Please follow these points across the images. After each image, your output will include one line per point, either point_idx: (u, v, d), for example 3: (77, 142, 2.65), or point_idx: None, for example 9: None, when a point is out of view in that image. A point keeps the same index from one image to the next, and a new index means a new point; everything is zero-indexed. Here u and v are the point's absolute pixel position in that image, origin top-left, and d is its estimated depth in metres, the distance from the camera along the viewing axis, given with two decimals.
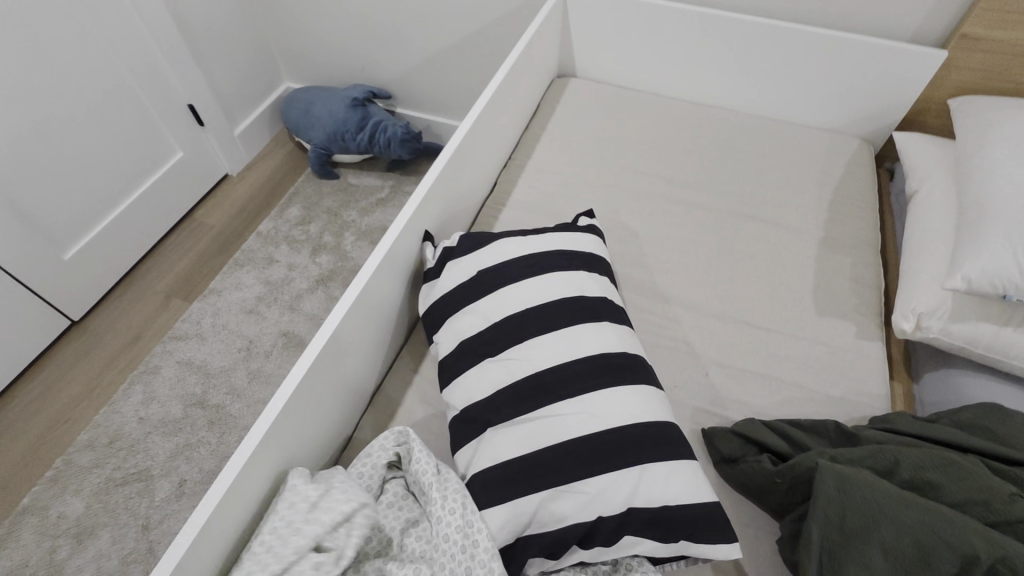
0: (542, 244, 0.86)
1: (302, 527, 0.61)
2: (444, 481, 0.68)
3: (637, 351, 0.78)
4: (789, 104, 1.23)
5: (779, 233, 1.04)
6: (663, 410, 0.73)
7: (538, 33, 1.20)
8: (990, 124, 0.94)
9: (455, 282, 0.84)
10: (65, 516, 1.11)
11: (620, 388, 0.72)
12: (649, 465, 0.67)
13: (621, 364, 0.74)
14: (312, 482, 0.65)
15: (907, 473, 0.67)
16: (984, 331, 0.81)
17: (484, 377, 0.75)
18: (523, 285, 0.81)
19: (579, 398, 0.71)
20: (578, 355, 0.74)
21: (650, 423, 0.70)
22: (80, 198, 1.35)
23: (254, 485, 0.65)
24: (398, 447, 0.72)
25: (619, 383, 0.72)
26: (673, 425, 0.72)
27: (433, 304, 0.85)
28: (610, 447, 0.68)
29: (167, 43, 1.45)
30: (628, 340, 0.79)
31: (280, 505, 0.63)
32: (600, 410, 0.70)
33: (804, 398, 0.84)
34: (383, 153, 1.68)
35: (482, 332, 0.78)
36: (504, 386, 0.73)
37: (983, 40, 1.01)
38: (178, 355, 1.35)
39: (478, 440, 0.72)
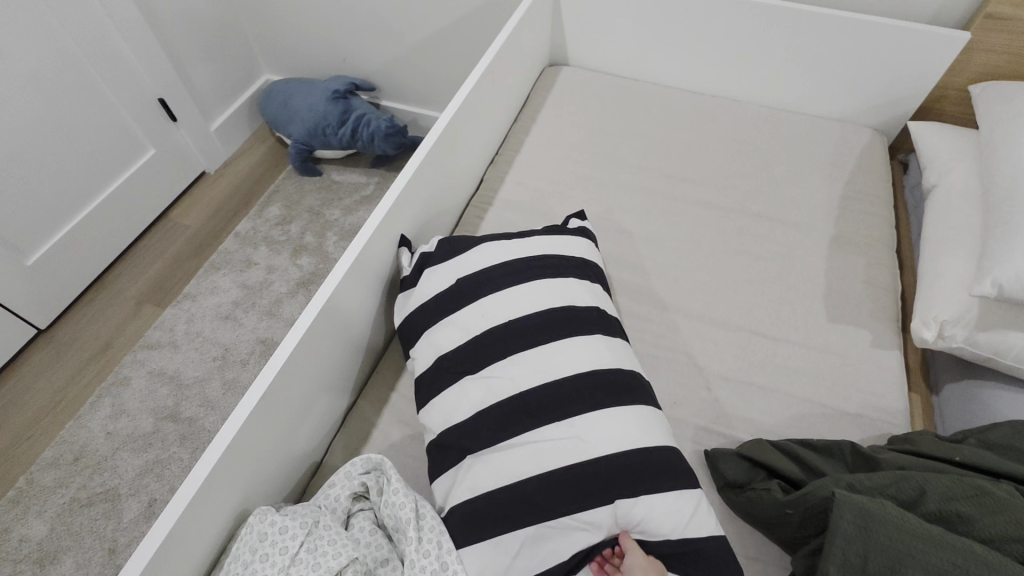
0: (528, 249, 0.79)
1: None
2: (421, 519, 0.60)
3: (632, 366, 0.71)
4: (796, 93, 1.15)
5: (787, 232, 0.96)
6: (663, 432, 0.66)
7: (526, 18, 1.12)
8: (1018, 112, 0.86)
9: (433, 292, 0.76)
10: (26, 540, 1.04)
11: (615, 410, 0.64)
12: (651, 497, 0.60)
13: (616, 382, 0.67)
14: (267, 522, 0.57)
15: (933, 505, 0.60)
16: (1014, 341, 0.74)
17: (464, 399, 0.67)
18: (506, 296, 0.73)
19: (570, 421, 0.64)
20: (568, 373, 0.67)
21: (651, 449, 0.63)
22: (41, 200, 1.27)
23: (203, 528, 0.57)
24: (365, 476, 0.64)
25: (615, 403, 0.65)
26: (673, 449, 0.65)
27: (410, 316, 0.77)
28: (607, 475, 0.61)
29: (134, 34, 1.36)
30: (623, 354, 0.71)
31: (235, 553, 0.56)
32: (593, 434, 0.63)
33: (815, 415, 0.77)
34: (367, 148, 1.60)
35: (462, 348, 0.71)
36: (485, 408, 0.66)
37: (1010, 19, 0.92)
38: (150, 365, 1.28)
39: (456, 468, 0.65)
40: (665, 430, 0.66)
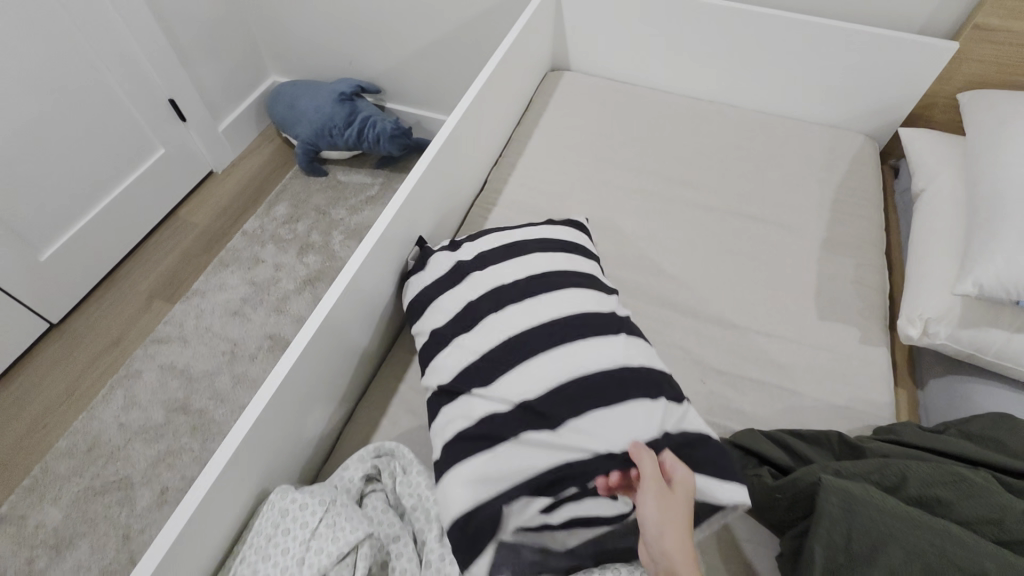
0: (525, 232, 0.83)
1: (287, 553, 0.57)
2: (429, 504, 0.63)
3: (618, 312, 0.75)
4: (791, 99, 1.19)
5: (779, 233, 1.00)
6: (640, 354, 0.69)
7: (530, 25, 1.16)
8: (1002, 119, 0.90)
9: (435, 273, 0.80)
10: (43, 526, 1.08)
11: (599, 340, 0.68)
12: (626, 403, 0.63)
13: (601, 321, 0.71)
14: (291, 501, 0.60)
15: (915, 490, 0.63)
16: (995, 338, 0.77)
17: (459, 349, 0.70)
18: (495, 270, 0.77)
19: (556, 349, 0.67)
20: (554, 314, 0.71)
21: (633, 367, 0.66)
22: (55, 197, 1.31)
23: (229, 505, 0.61)
24: (377, 459, 0.68)
25: (593, 334, 0.69)
26: (658, 372, 0.68)
27: (415, 294, 0.80)
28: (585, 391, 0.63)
29: (145, 35, 1.39)
30: (608, 304, 0.75)
31: (257, 530, 0.59)
32: (571, 362, 0.66)
33: (805, 407, 0.81)
34: (373, 149, 1.63)
35: (460, 310, 0.74)
36: (478, 353, 0.68)
37: (996, 31, 0.96)
38: (160, 358, 1.31)
39: (450, 408, 0.66)
40: (640, 351, 0.69)
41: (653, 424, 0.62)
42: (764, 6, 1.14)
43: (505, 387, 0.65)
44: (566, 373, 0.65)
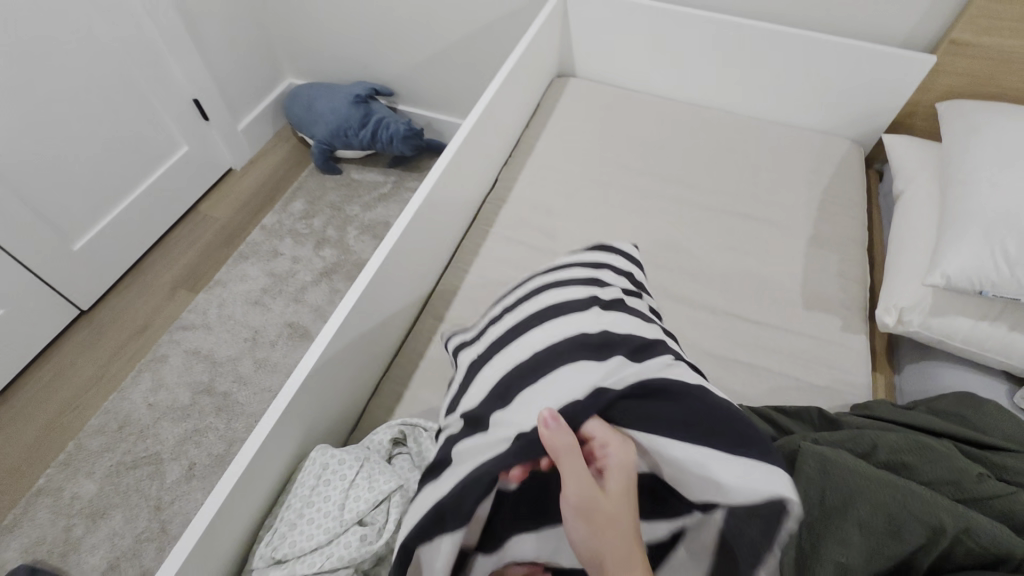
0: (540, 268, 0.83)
1: (328, 502, 0.64)
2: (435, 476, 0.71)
3: (598, 295, 0.73)
4: (783, 106, 1.27)
5: (769, 230, 1.08)
6: (589, 323, 0.68)
7: (539, 33, 1.24)
8: (973, 127, 0.98)
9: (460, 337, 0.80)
10: (79, 497, 1.15)
11: (552, 322, 0.70)
12: (574, 363, 0.62)
13: (559, 308, 0.71)
14: (330, 457, 0.68)
15: (884, 455, 0.71)
16: (961, 325, 0.85)
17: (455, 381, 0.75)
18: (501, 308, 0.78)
19: (509, 345, 0.70)
20: (519, 317, 0.73)
21: (569, 335, 0.67)
22: (88, 190, 1.38)
23: (275, 461, 0.70)
24: (402, 426, 0.75)
25: (546, 322, 0.70)
26: (607, 334, 0.66)
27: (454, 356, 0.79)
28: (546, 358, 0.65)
29: (173, 38, 1.47)
30: (588, 292, 0.74)
31: (302, 480, 0.67)
32: (539, 339, 0.68)
33: (790, 387, 0.88)
34: (386, 149, 1.71)
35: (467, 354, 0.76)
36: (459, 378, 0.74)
37: (970, 46, 1.04)
38: (185, 344, 1.39)
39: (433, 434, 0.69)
40: (604, 320, 0.68)
41: (600, 387, 0.59)
42: (758, 18, 1.22)
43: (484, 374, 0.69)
44: (535, 346, 0.68)
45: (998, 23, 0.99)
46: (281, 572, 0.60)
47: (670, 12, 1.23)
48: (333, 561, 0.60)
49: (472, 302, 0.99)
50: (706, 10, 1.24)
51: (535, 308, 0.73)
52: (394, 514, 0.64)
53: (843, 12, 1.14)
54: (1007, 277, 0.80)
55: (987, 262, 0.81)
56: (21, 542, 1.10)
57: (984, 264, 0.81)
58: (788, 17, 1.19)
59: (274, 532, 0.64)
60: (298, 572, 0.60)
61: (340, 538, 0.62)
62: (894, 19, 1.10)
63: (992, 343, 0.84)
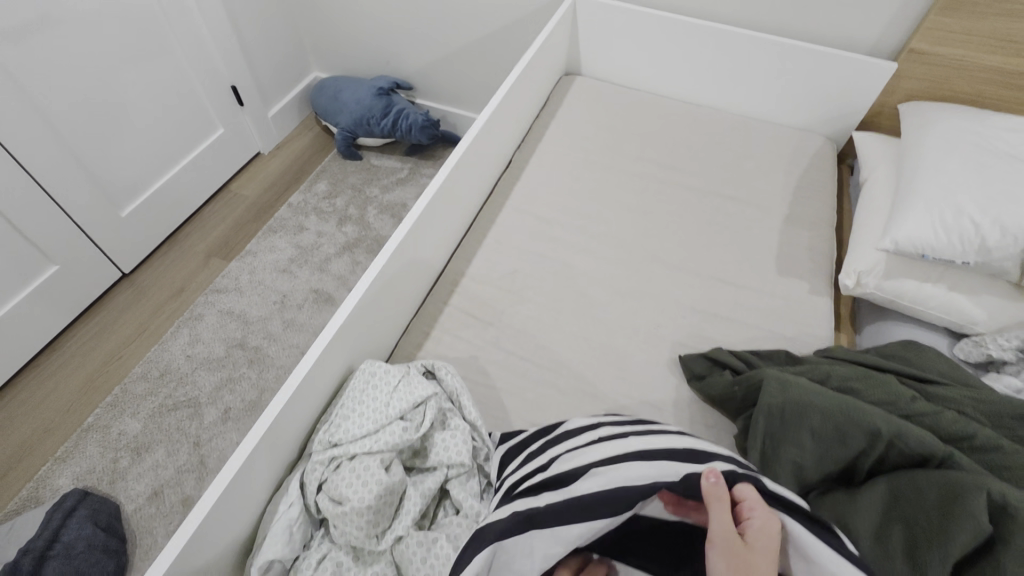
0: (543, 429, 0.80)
1: (380, 401, 0.77)
2: (464, 405, 0.82)
3: (607, 429, 0.75)
4: (766, 104, 1.42)
5: (749, 209, 1.23)
6: (622, 446, 0.69)
7: (551, 34, 1.39)
8: (925, 123, 1.13)
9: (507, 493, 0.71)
10: (124, 433, 1.27)
11: (591, 456, 0.69)
12: (636, 476, 0.63)
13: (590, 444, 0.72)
14: (381, 369, 0.81)
15: (836, 382, 0.86)
16: (908, 286, 1.00)
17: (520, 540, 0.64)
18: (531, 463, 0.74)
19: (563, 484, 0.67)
20: (556, 461, 0.71)
21: (615, 457, 0.67)
22: (138, 164, 1.51)
23: (330, 372, 0.84)
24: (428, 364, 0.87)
25: (584, 457, 0.69)
26: (642, 449, 0.67)
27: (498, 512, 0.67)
28: (652, 467, 0.64)
29: (217, 30, 1.61)
30: (602, 430, 0.74)
31: (358, 381, 0.81)
32: (613, 450, 0.68)
33: (762, 336, 1.03)
34: (405, 137, 1.86)
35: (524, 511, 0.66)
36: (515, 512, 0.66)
37: (927, 54, 1.19)
38: (219, 305, 1.52)
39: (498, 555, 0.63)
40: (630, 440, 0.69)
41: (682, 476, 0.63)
42: (744, 27, 1.38)
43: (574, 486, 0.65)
44: (619, 458, 0.67)
45: (950, 35, 1.15)
46: (337, 451, 0.73)
47: (666, 19, 1.39)
48: (380, 444, 0.73)
49: (489, 262, 1.13)
50: (698, 18, 1.40)
51: (565, 456, 0.71)
52: (430, 413, 0.77)
53: (819, 23, 1.30)
54: (944, 243, 0.94)
55: (928, 230, 0.96)
56: (74, 470, 1.22)
57: (925, 232, 0.96)
58: (771, 26, 1.35)
59: (330, 425, 0.77)
60: (351, 451, 0.73)
61: (387, 427, 0.75)
62: (862, 30, 1.26)
63: (934, 302, 0.99)
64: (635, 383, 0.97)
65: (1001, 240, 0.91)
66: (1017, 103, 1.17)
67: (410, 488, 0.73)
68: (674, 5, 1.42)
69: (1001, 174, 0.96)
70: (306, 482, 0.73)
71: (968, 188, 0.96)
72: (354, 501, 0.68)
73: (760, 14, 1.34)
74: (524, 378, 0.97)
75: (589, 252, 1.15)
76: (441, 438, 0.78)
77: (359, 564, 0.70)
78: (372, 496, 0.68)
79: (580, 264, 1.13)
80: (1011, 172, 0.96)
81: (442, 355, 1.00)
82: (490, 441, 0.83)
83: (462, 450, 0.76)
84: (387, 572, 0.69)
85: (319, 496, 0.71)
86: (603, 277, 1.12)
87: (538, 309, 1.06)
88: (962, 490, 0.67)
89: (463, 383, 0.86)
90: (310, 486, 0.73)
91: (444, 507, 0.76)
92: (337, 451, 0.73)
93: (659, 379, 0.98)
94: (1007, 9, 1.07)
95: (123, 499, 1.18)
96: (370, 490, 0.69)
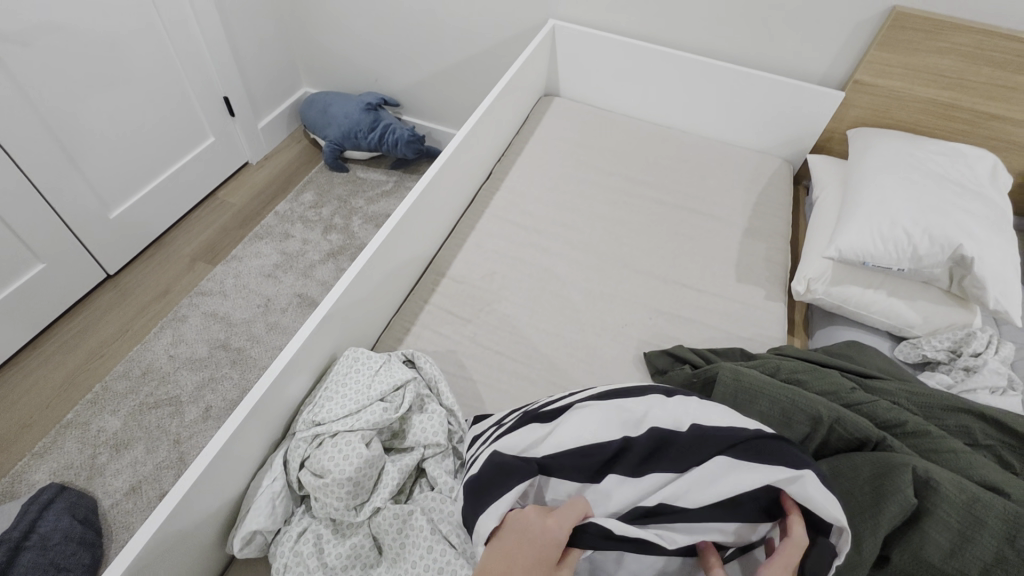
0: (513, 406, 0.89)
1: (366, 384, 0.83)
2: (440, 393, 0.88)
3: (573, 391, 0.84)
4: (730, 127, 1.53)
5: (713, 223, 1.32)
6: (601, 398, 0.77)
7: (531, 57, 1.48)
8: (867, 145, 1.25)
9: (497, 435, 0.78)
10: (104, 430, 1.29)
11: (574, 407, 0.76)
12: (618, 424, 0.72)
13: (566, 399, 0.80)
14: (369, 356, 0.87)
15: (785, 374, 0.94)
16: (852, 292, 1.09)
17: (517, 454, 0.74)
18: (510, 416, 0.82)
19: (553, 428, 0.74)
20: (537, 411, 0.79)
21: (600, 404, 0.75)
22: (128, 167, 1.55)
23: (314, 359, 0.89)
24: (406, 355, 0.92)
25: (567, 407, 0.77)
26: (621, 396, 0.76)
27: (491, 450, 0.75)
28: (629, 411, 0.73)
29: (214, 42, 1.68)
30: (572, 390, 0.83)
31: (344, 367, 0.86)
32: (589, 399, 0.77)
33: (720, 337, 1.11)
34: (391, 151, 1.93)
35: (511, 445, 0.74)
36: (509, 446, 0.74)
37: (870, 85, 1.31)
38: (203, 307, 1.55)
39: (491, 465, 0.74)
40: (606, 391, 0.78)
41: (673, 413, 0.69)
42: (708, 56, 1.49)
43: (564, 429, 0.73)
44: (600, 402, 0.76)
45: (889, 68, 1.27)
46: (319, 429, 0.78)
47: (638, 47, 1.50)
48: (360, 422, 0.78)
49: (469, 263, 1.20)
50: (667, 46, 1.51)
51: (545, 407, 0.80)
52: (409, 396, 0.83)
53: (775, 55, 1.42)
54: (881, 252, 1.04)
55: (867, 240, 1.05)
56: (51, 465, 1.23)
57: (865, 241, 1.05)
58: (732, 55, 1.47)
59: (313, 406, 0.82)
60: (333, 429, 0.78)
61: (368, 407, 0.80)
62: (813, 61, 1.39)
63: (874, 307, 1.08)
64: (603, 377, 1.04)
65: (931, 249, 1.01)
66: (950, 132, 1.30)
67: (388, 464, 0.78)
68: (646, 32, 1.52)
69: (930, 191, 1.08)
70: (290, 459, 0.78)
71: (902, 202, 1.07)
72: (335, 473, 0.73)
73: (723, 44, 1.46)
74: (500, 372, 1.03)
75: (565, 257, 1.23)
76: (419, 421, 0.83)
77: (338, 536, 0.75)
78: (352, 468, 0.73)
79: (556, 268, 1.21)
80: (939, 190, 1.08)
81: (422, 350, 1.05)
82: (466, 424, 0.88)
83: (439, 431, 0.82)
84: (365, 544, 0.73)
85: (301, 472, 0.75)
86: (576, 280, 1.19)
87: (514, 309, 1.13)
88: (890, 468, 0.72)
89: (440, 372, 0.92)
90: (293, 463, 0.77)
91: (420, 484, 0.80)
92: (319, 429, 0.78)
93: (625, 374, 1.04)
94: (937, 47, 1.20)
95: (100, 494, 1.20)
96: (351, 463, 0.73)
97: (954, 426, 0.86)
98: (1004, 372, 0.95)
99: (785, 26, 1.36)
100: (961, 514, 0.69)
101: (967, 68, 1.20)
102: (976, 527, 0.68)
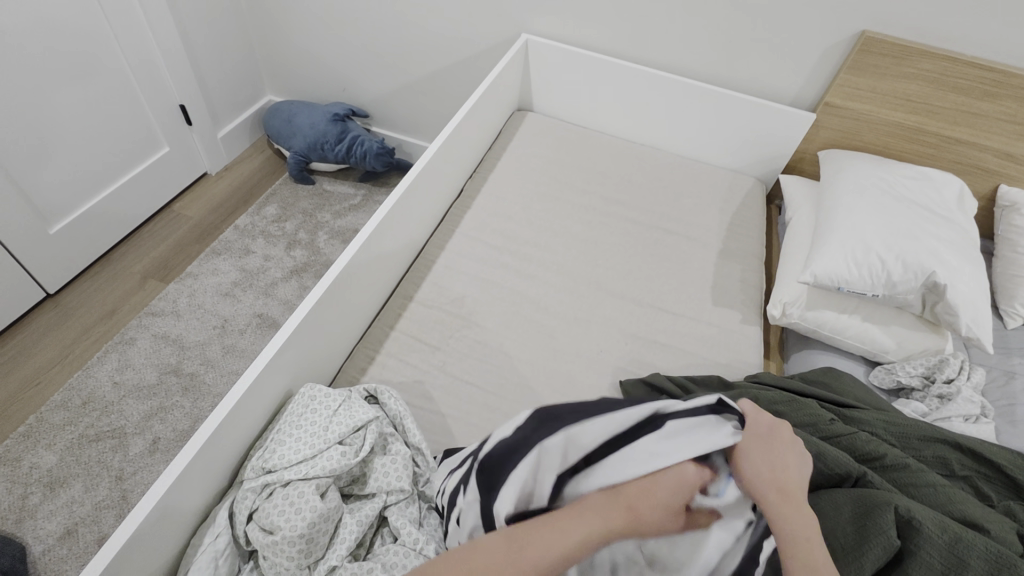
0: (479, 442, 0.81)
1: (328, 425, 0.77)
2: (407, 432, 0.83)
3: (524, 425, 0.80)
4: (704, 146, 1.53)
5: (688, 244, 1.30)
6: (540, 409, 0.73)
7: (504, 71, 1.44)
8: (839, 166, 1.25)
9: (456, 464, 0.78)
10: (38, 467, 1.18)
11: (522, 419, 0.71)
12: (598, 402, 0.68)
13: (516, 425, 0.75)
14: (331, 395, 0.81)
15: (763, 405, 0.92)
16: (828, 315, 1.08)
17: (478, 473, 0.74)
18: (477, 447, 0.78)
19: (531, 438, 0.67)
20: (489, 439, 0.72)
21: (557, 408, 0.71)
22: (68, 179, 1.44)
23: (269, 396, 0.82)
24: (368, 392, 0.86)
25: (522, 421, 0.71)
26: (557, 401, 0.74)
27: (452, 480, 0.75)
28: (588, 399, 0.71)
29: (168, 47, 1.58)
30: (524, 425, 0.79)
31: (302, 403, 0.81)
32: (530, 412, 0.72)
33: (697, 362, 1.09)
34: (358, 163, 1.86)
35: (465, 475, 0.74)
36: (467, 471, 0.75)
37: (840, 108, 1.32)
38: (154, 329, 1.45)
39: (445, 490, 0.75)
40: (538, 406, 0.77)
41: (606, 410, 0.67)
42: (681, 73, 1.48)
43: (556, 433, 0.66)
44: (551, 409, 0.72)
45: (858, 92, 1.28)
46: (270, 478, 0.72)
47: (611, 64, 1.48)
48: (317, 470, 0.72)
49: (439, 286, 1.15)
50: (640, 64, 1.50)
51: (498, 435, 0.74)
52: (370, 438, 0.77)
53: (747, 76, 1.42)
54: (855, 277, 1.04)
55: (841, 265, 1.05)
56: None
57: (840, 266, 1.05)
58: (705, 75, 1.46)
59: (264, 450, 0.76)
60: (285, 477, 0.72)
61: (324, 452, 0.74)
62: (786, 83, 1.39)
63: (849, 332, 1.08)
64: None
65: (904, 275, 1.01)
66: (916, 155, 1.32)
67: (347, 515, 0.72)
68: (620, 51, 1.51)
69: (901, 216, 1.08)
70: (236, 512, 0.72)
71: (873, 226, 1.07)
72: (285, 529, 0.67)
73: (695, 64, 1.45)
74: (471, 404, 0.97)
75: (537, 280, 1.19)
76: (381, 464, 0.78)
77: None
78: (304, 524, 0.67)
79: (529, 291, 1.16)
80: (911, 215, 1.08)
81: (386, 379, 1.00)
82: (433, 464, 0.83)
83: (403, 476, 0.77)
84: None
85: (249, 526, 0.70)
86: (550, 304, 1.15)
87: (485, 335, 1.08)
88: (872, 506, 0.69)
89: (404, 408, 0.87)
90: (240, 515, 0.71)
91: (381, 535, 0.75)
92: (271, 478, 0.72)
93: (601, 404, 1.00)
94: (905, 72, 1.21)
95: (29, 540, 1.09)
96: (303, 518, 0.68)
97: (931, 457, 0.85)
98: (977, 400, 0.96)
99: (756, 49, 1.36)
100: (944, 554, 0.65)
101: (932, 93, 1.22)
102: (960, 567, 0.64)
